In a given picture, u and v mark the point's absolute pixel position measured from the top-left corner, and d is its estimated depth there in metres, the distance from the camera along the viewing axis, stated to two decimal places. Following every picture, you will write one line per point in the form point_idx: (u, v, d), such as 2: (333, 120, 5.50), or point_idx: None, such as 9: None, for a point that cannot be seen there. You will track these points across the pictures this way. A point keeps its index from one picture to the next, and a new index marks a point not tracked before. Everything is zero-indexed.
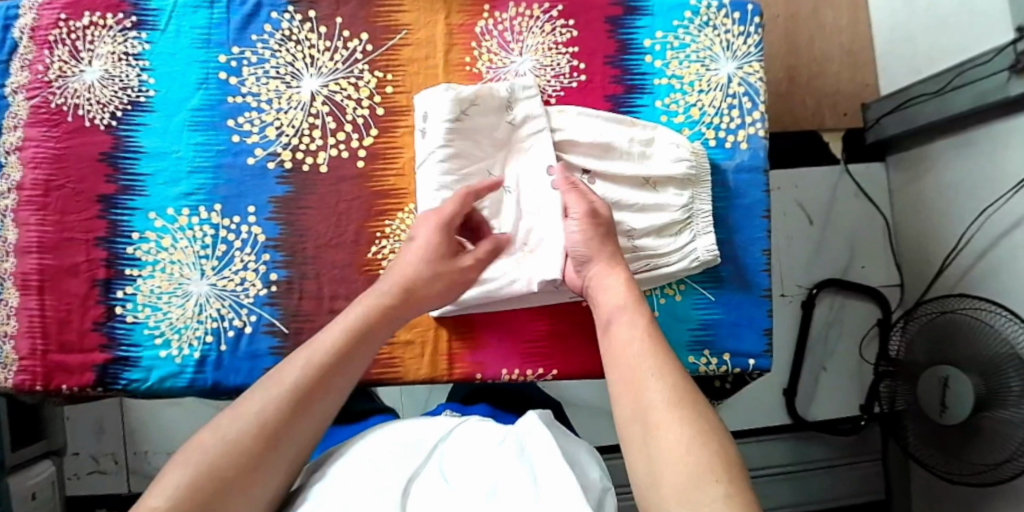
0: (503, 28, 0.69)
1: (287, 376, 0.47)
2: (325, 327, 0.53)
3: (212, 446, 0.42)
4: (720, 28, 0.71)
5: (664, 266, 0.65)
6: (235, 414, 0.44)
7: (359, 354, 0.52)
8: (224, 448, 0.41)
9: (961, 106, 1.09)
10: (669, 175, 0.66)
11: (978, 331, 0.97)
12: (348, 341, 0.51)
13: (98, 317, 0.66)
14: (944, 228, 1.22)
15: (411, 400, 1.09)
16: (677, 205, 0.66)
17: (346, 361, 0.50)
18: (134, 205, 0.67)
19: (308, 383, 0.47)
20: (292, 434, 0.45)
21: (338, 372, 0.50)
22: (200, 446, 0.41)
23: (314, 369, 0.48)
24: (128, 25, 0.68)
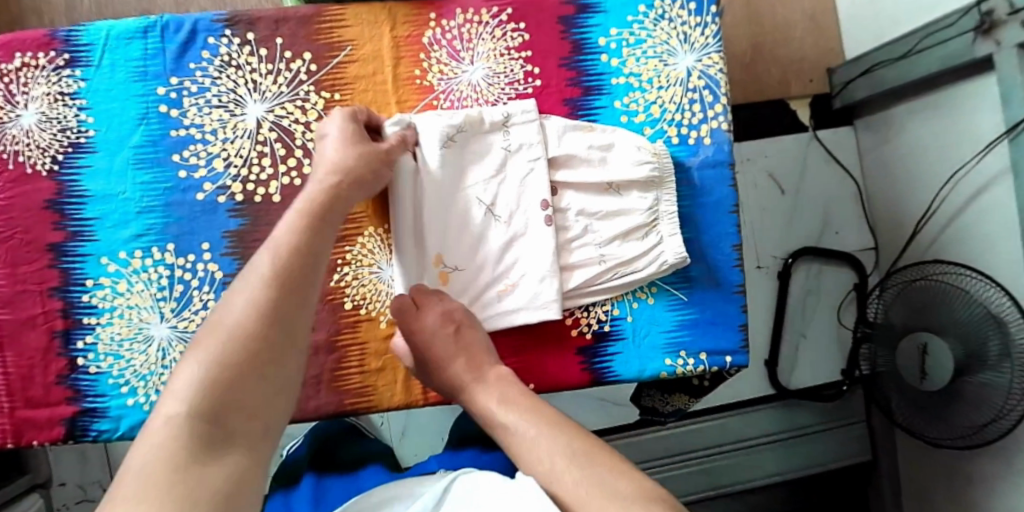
0: (452, 36, 0.66)
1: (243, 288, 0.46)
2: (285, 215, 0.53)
3: (216, 343, 0.42)
4: (676, 20, 0.69)
5: (633, 271, 0.66)
6: (207, 338, 0.43)
7: (312, 254, 0.50)
8: (229, 340, 0.42)
9: (929, 69, 1.08)
10: (630, 180, 0.65)
11: (952, 295, 0.99)
12: (311, 224, 0.52)
13: (61, 370, 0.64)
14: (915, 192, 1.23)
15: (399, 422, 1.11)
16: (641, 209, 0.65)
17: (300, 262, 0.49)
18: (83, 251, 0.65)
19: (261, 291, 0.46)
20: (277, 341, 0.44)
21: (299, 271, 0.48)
22: (205, 341, 0.43)
23: (269, 275, 0.47)
24: (61, 63, 0.65)
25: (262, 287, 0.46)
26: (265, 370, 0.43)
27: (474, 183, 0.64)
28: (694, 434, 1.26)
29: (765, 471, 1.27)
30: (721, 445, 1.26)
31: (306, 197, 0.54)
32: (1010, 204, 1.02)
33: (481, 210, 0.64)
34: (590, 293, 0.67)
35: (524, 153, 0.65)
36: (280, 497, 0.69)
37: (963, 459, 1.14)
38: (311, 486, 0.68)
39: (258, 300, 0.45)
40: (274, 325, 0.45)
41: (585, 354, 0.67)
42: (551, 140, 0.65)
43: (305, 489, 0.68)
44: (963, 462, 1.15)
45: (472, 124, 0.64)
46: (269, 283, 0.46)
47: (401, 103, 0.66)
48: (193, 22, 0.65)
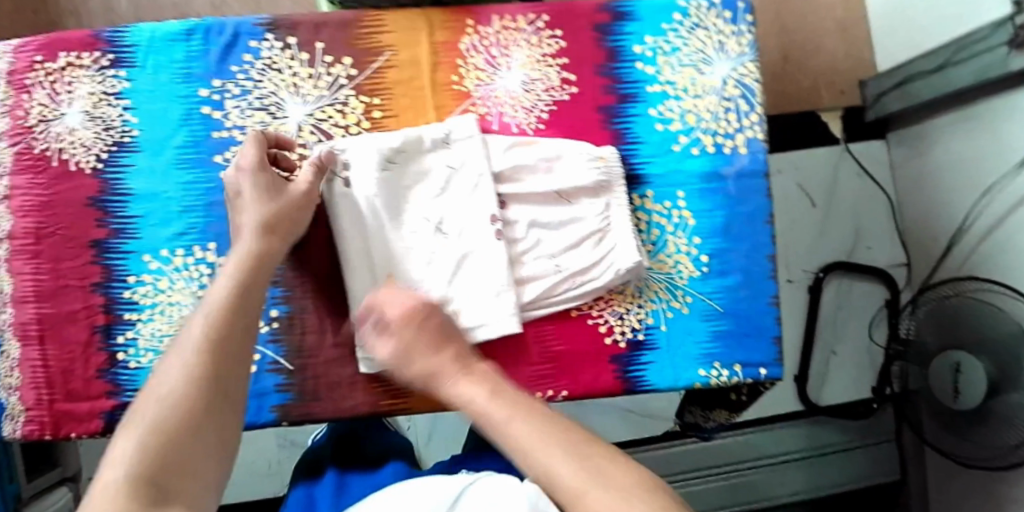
0: (489, 43, 0.67)
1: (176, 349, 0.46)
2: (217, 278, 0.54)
3: (151, 410, 0.41)
4: (712, 29, 0.69)
5: (589, 280, 0.66)
6: (141, 407, 0.41)
7: (246, 314, 0.51)
8: (165, 406, 0.41)
9: (962, 82, 1.06)
10: (578, 186, 0.65)
11: (984, 312, 0.97)
12: (239, 287, 0.52)
13: (101, 364, 0.66)
14: (949, 206, 1.21)
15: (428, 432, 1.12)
16: (590, 216, 0.66)
17: (230, 324, 0.49)
18: (127, 248, 0.66)
19: (198, 351, 0.46)
20: (211, 402, 0.43)
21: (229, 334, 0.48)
22: (140, 412, 0.41)
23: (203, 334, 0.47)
24: (105, 64, 0.66)
25: (197, 344, 0.46)
26: (204, 432, 0.41)
27: (416, 207, 0.65)
28: (716, 448, 1.24)
29: (790, 490, 1.24)
30: (745, 460, 1.24)
31: (237, 257, 0.55)
32: None
33: (428, 228, 0.64)
34: (554, 303, 0.66)
35: (468, 168, 0.65)
36: (302, 489, 0.67)
37: (996, 481, 1.11)
38: (334, 480, 0.67)
39: (195, 362, 0.45)
40: (214, 380, 0.44)
41: (618, 362, 0.67)
42: (493, 155, 0.65)
43: (327, 483, 0.67)
44: (996, 483, 1.11)
45: (412, 145, 0.64)
46: (206, 346, 0.46)
47: (439, 108, 0.67)
48: (236, 26, 0.66)
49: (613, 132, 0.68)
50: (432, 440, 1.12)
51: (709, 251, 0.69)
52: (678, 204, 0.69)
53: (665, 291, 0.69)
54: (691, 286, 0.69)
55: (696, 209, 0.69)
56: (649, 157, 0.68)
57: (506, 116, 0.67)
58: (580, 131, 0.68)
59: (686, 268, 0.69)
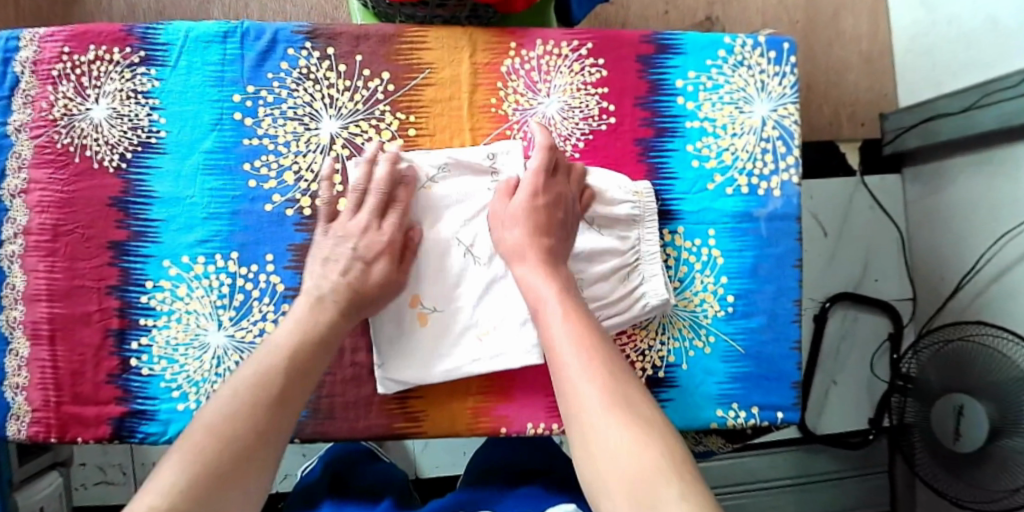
0: (531, 67, 0.66)
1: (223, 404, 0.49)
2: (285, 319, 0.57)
3: (196, 449, 0.44)
4: (755, 68, 0.69)
5: (615, 314, 0.64)
6: (191, 441, 0.45)
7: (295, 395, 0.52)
8: (210, 447, 0.44)
9: (986, 126, 1.07)
10: (611, 218, 0.65)
11: (987, 356, 0.98)
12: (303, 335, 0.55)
13: (113, 369, 0.64)
14: (960, 247, 1.21)
15: (431, 454, 1.10)
16: (621, 248, 0.65)
17: (281, 399, 0.50)
18: (146, 252, 0.64)
19: (239, 418, 0.47)
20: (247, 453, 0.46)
21: (273, 413, 0.49)
22: (188, 448, 0.44)
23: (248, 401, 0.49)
24: (136, 61, 0.64)
25: (245, 411, 0.48)
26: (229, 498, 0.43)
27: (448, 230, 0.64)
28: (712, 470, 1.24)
29: None
30: (739, 484, 1.25)
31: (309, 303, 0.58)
32: None
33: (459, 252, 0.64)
34: None
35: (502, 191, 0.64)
36: None
37: None
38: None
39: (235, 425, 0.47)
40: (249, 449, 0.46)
41: None
42: None
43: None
44: None
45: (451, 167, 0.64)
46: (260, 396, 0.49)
47: (475, 129, 0.66)
48: (274, 32, 0.64)
49: (649, 166, 0.67)
50: (432, 461, 1.10)
51: (735, 291, 0.68)
52: (708, 242, 0.68)
53: (688, 329, 0.68)
54: (714, 325, 0.68)
55: (726, 249, 0.68)
56: (683, 193, 0.68)
57: None
58: (617, 163, 0.67)
59: (711, 308, 0.68)
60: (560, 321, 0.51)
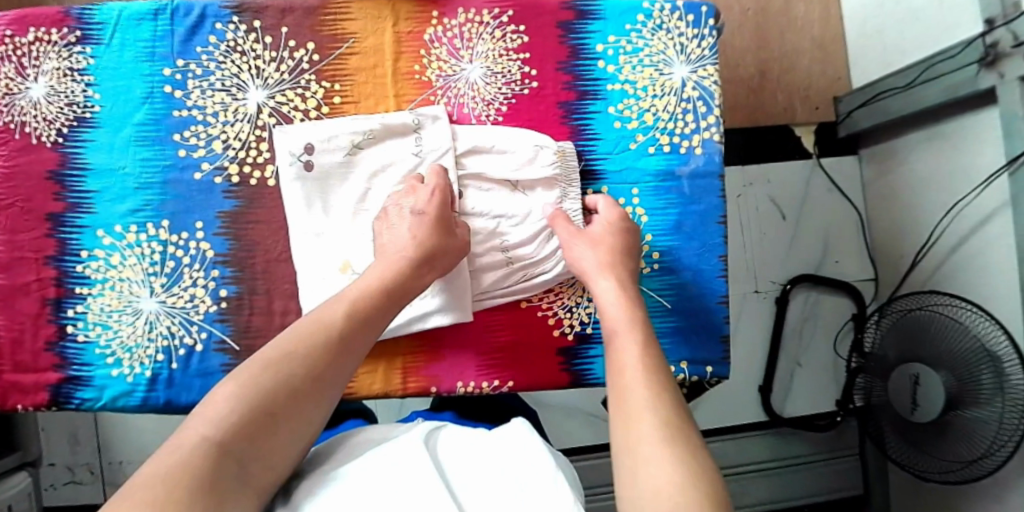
0: (452, 35, 0.68)
1: (282, 351, 0.48)
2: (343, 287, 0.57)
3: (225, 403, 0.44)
4: (674, 31, 0.70)
5: (540, 273, 0.66)
6: (221, 393, 0.45)
7: (348, 350, 0.52)
8: (234, 404, 0.44)
9: (931, 99, 1.07)
10: (534, 178, 0.66)
11: (948, 327, 0.96)
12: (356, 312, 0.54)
13: (50, 336, 0.66)
14: (915, 224, 1.21)
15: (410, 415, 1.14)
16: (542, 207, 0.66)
17: (317, 373, 0.49)
18: (81, 222, 0.66)
19: (279, 374, 0.47)
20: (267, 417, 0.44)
21: (320, 374, 0.49)
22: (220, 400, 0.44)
23: (307, 353, 0.49)
24: (72, 40, 0.66)
25: (282, 371, 0.47)
26: (277, 440, 0.44)
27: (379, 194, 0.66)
28: None
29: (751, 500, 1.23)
30: None
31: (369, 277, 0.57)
32: (1008, 238, 1.00)
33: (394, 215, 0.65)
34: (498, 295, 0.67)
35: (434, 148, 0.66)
36: None
37: (959, 495, 1.10)
38: None
39: (288, 369, 0.47)
40: (298, 403, 0.46)
41: (566, 355, 0.68)
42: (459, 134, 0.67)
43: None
44: (957, 497, 1.11)
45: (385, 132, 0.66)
46: (299, 364, 0.48)
47: (399, 96, 0.68)
48: (202, 8, 0.67)
49: (572, 127, 0.69)
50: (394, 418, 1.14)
51: (660, 248, 0.69)
52: (631, 200, 0.69)
53: None
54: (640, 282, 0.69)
55: (650, 207, 0.69)
56: (606, 153, 0.69)
57: (465, 108, 0.68)
58: (540, 125, 0.69)
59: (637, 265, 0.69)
60: (611, 290, 0.58)
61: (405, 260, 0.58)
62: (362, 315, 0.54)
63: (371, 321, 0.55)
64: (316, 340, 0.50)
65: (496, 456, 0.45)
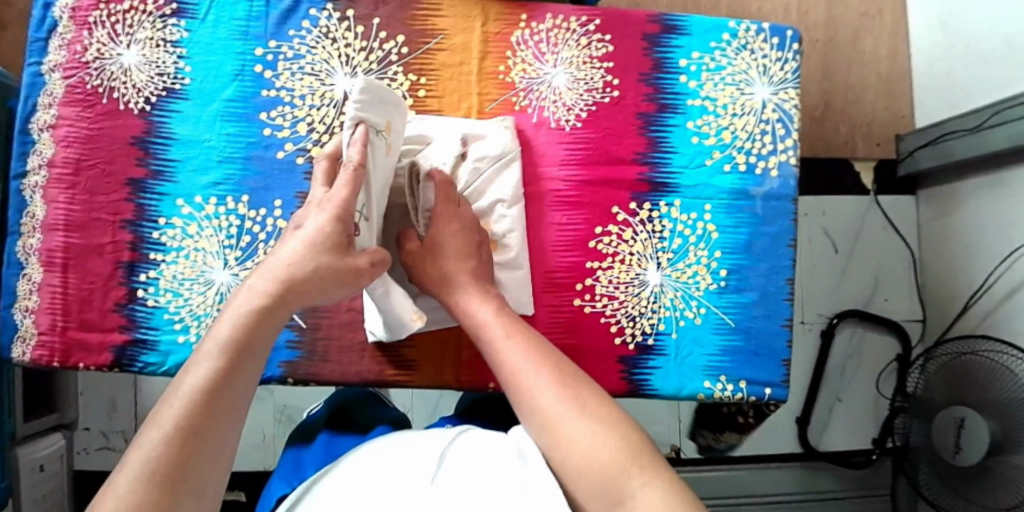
0: (540, 38, 0.69)
1: (139, 459, 0.38)
2: (240, 290, 0.50)
3: (126, 479, 0.37)
4: (757, 53, 0.71)
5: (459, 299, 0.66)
6: (122, 467, 0.38)
7: (221, 418, 0.42)
8: (136, 480, 0.37)
9: (997, 144, 1.06)
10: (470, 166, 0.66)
11: (997, 373, 0.94)
12: (250, 322, 0.47)
13: (119, 299, 0.66)
14: (969, 268, 1.19)
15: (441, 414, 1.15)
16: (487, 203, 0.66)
17: (216, 410, 0.42)
18: (162, 190, 0.68)
19: (179, 424, 0.40)
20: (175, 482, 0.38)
21: (220, 406, 0.42)
22: (120, 473, 0.38)
23: (167, 449, 0.39)
24: (167, 12, 0.68)
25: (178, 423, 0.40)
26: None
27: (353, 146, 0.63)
28: (713, 481, 1.21)
29: None
30: (738, 498, 1.20)
31: (263, 283, 0.49)
32: None
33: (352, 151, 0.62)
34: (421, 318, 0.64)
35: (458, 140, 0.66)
36: (293, 452, 0.70)
37: None
38: (324, 445, 0.70)
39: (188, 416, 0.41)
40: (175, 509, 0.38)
41: (625, 364, 0.66)
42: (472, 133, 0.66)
43: (318, 448, 0.70)
44: None
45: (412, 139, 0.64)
46: (198, 400, 0.42)
47: (483, 94, 0.69)
48: None
49: (648, 139, 0.69)
50: (428, 414, 1.15)
51: (728, 266, 0.69)
52: (703, 216, 0.69)
53: (680, 299, 0.68)
54: (706, 298, 0.68)
55: (721, 224, 0.69)
56: (681, 167, 0.69)
57: (546, 111, 0.69)
58: (617, 135, 0.69)
59: (704, 281, 0.68)
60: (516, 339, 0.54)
61: (280, 291, 0.48)
62: (225, 371, 0.44)
63: (239, 369, 0.45)
64: (179, 424, 0.40)
65: (481, 460, 0.45)
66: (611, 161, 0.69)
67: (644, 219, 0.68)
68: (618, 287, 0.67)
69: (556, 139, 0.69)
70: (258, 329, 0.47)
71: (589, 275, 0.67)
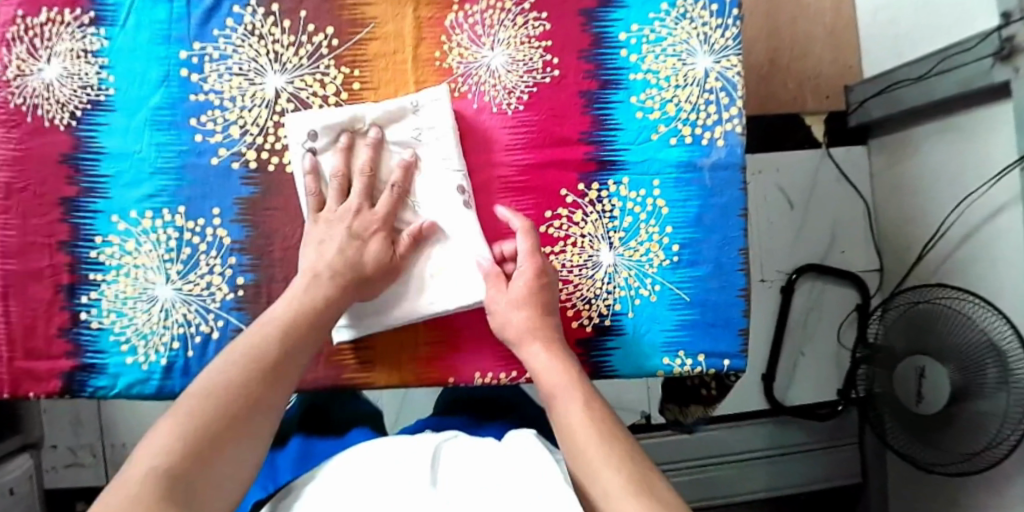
0: (474, 21, 0.67)
1: (200, 399, 0.44)
2: (298, 283, 0.57)
3: (187, 412, 0.43)
4: (697, 21, 0.70)
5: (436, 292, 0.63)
6: (184, 404, 0.44)
7: (294, 361, 0.51)
8: (196, 416, 0.43)
9: (946, 92, 1.06)
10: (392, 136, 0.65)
11: (954, 321, 0.97)
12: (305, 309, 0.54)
13: (63, 323, 0.64)
14: (924, 217, 1.21)
15: (410, 407, 1.16)
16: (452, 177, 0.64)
17: (273, 373, 0.49)
18: (95, 207, 0.65)
19: (245, 378, 0.47)
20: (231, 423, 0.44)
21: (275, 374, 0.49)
22: (183, 406, 0.43)
23: (235, 387, 0.46)
24: (86, 21, 0.65)
25: (240, 379, 0.46)
26: (217, 481, 0.41)
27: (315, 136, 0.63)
28: (687, 444, 1.23)
29: (749, 487, 1.26)
30: (709, 455, 1.25)
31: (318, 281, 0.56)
32: (1018, 232, 1.00)
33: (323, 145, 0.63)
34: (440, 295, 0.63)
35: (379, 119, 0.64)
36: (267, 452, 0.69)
37: (961, 487, 1.12)
38: (299, 445, 0.68)
39: (250, 372, 0.47)
40: (231, 442, 0.43)
41: (585, 346, 0.67)
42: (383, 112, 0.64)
43: (293, 448, 0.68)
44: (960, 489, 1.12)
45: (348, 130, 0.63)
46: (259, 362, 0.48)
47: (419, 82, 0.67)
48: None
49: (592, 118, 0.68)
50: (397, 407, 1.15)
51: (680, 241, 0.69)
52: (652, 192, 0.69)
53: (634, 277, 0.68)
54: (660, 274, 0.68)
55: (670, 199, 0.69)
56: (628, 144, 0.69)
57: (486, 96, 0.67)
58: (562, 115, 0.68)
59: (657, 257, 0.68)
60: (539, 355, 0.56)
61: (337, 284, 0.57)
62: (290, 341, 0.52)
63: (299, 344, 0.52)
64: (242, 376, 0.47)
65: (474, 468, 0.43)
66: (556, 142, 0.68)
67: (593, 199, 0.68)
68: (572, 269, 0.67)
69: (500, 124, 0.67)
70: (314, 317, 0.55)
71: None
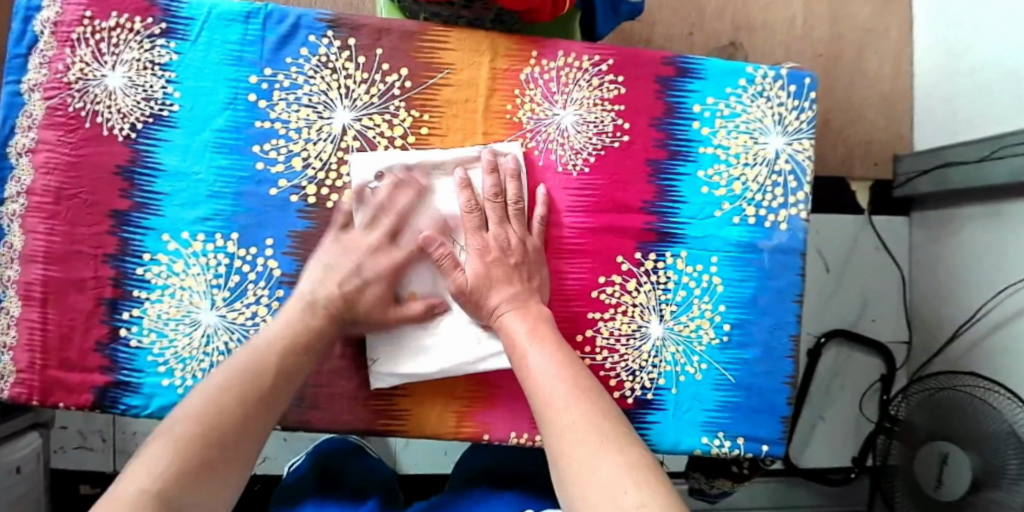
0: (550, 77, 0.66)
1: (190, 420, 0.45)
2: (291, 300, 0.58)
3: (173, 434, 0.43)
4: (774, 100, 0.69)
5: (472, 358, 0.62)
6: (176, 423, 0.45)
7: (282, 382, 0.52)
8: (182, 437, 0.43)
9: (997, 179, 1.05)
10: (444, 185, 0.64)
11: (980, 410, 0.95)
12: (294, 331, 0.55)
13: (101, 338, 0.63)
14: (960, 296, 1.20)
15: (413, 452, 1.14)
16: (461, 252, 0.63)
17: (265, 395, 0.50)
18: (147, 223, 0.64)
19: (234, 399, 0.47)
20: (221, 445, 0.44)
21: (266, 398, 0.50)
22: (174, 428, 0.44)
23: (223, 409, 0.46)
24: (155, 32, 0.64)
25: (230, 402, 0.47)
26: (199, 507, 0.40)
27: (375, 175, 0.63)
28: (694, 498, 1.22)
29: None
30: None
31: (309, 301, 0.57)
32: None
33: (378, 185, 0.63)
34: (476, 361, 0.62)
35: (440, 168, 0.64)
36: None
37: None
38: None
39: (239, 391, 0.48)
40: (217, 471, 0.43)
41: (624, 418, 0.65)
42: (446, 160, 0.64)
43: None
44: None
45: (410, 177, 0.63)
46: (249, 386, 0.49)
47: (488, 134, 0.66)
48: (296, 18, 0.65)
49: (656, 187, 0.67)
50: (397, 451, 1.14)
51: (732, 320, 0.68)
52: (709, 268, 0.68)
53: (681, 354, 0.67)
54: (708, 353, 0.67)
55: (727, 278, 0.68)
56: (690, 218, 0.67)
57: (553, 154, 0.66)
58: (626, 181, 0.67)
59: (707, 335, 0.67)
60: (544, 362, 0.53)
61: (327, 311, 0.57)
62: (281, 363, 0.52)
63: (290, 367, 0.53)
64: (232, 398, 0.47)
65: None
66: (618, 208, 0.67)
67: (649, 269, 0.67)
68: (620, 338, 0.66)
69: (563, 184, 0.66)
70: (306, 344, 0.55)
71: (590, 325, 0.66)
